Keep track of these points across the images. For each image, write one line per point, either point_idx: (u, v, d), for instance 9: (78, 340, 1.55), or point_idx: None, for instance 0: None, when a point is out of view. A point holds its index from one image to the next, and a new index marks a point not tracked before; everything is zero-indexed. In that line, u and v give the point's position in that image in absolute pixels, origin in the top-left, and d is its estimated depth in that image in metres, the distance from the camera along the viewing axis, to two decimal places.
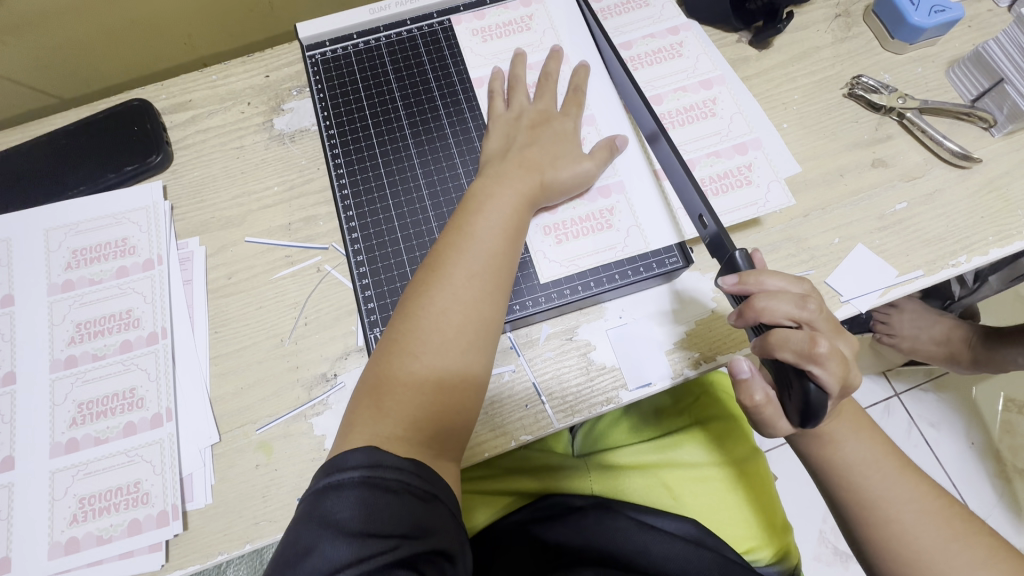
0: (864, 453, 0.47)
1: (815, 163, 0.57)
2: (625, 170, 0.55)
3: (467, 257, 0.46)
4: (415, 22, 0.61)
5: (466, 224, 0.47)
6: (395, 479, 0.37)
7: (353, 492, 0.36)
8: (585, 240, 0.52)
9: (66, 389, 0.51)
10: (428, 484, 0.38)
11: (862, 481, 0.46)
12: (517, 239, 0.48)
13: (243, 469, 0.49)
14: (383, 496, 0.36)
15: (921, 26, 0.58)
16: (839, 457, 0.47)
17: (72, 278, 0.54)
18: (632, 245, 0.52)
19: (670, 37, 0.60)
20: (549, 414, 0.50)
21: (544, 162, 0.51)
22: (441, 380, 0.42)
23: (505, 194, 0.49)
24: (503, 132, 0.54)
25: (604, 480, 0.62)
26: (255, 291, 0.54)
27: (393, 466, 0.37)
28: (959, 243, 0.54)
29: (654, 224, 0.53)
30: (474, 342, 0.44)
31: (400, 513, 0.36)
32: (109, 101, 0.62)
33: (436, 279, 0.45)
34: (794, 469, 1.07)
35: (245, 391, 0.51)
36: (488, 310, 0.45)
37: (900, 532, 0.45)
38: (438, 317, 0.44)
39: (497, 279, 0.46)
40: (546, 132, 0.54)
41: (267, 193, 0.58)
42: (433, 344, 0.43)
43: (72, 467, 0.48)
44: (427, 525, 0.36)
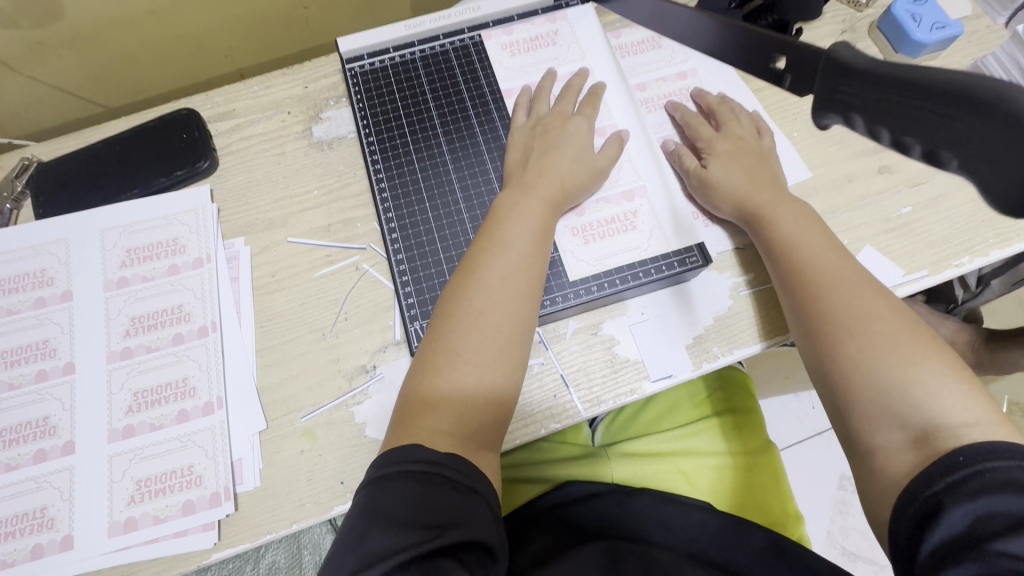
0: (815, 238, 0.51)
1: (824, 170, 0.60)
2: (646, 174, 0.59)
3: (499, 260, 0.49)
4: (448, 36, 0.65)
5: (496, 231, 0.51)
6: (436, 472, 0.39)
7: (398, 486, 0.39)
8: (611, 240, 0.56)
9: (123, 378, 0.54)
10: (468, 478, 0.40)
11: (797, 254, 0.51)
12: (544, 243, 0.51)
13: (289, 454, 0.52)
14: (426, 488, 0.38)
15: (923, 42, 0.61)
16: (783, 235, 0.52)
17: (127, 275, 0.57)
18: (654, 245, 0.56)
19: (679, 82, 0.64)
20: (577, 403, 0.53)
21: (571, 171, 0.55)
22: (479, 373, 0.46)
23: (531, 203, 0.52)
24: (528, 140, 0.58)
25: (621, 467, 0.65)
26: (298, 288, 0.58)
27: (433, 460, 0.40)
28: (962, 246, 0.57)
29: (674, 227, 0.57)
30: (512, 335, 0.47)
31: (442, 505, 0.38)
32: (158, 110, 0.66)
33: (476, 278, 0.49)
34: (801, 468, 1.10)
35: (289, 382, 0.54)
36: (521, 309, 0.48)
37: (842, 315, 0.46)
38: (475, 316, 0.47)
39: (529, 281, 0.49)
40: (569, 140, 0.57)
41: (307, 196, 0.62)
42: (472, 337, 0.46)
43: (129, 451, 0.51)
44: (467, 517, 0.38)
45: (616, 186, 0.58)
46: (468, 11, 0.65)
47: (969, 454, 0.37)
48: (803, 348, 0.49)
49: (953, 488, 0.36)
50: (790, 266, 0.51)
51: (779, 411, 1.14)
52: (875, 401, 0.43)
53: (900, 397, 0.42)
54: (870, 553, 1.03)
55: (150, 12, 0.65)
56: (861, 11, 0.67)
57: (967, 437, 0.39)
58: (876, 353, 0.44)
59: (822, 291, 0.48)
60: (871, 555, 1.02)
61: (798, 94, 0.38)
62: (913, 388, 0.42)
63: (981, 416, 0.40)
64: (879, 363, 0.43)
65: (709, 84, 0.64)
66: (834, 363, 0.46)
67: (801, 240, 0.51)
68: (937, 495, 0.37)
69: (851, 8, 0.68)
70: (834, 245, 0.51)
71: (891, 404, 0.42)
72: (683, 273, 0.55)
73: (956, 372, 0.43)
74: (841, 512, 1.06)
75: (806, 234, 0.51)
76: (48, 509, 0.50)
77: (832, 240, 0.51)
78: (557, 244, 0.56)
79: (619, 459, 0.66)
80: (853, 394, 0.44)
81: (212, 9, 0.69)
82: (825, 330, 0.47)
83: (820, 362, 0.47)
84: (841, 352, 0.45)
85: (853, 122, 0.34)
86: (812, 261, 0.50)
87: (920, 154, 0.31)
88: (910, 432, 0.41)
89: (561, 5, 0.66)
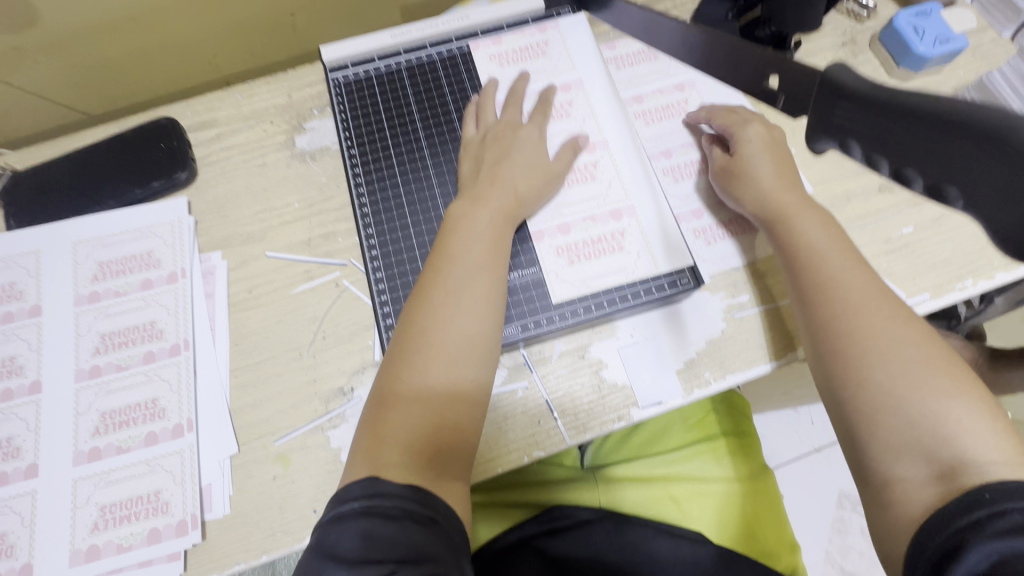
0: (840, 253, 0.49)
1: (823, 187, 0.58)
2: (633, 191, 0.56)
3: (461, 280, 0.47)
4: (435, 46, 0.63)
5: (455, 247, 0.49)
6: (389, 507, 0.37)
7: (353, 522, 0.37)
8: (596, 261, 0.54)
9: (90, 398, 0.52)
10: (427, 508, 0.38)
11: (825, 267, 0.48)
12: (501, 262, 0.49)
13: (261, 480, 0.50)
14: (380, 524, 0.37)
15: (925, 56, 0.59)
16: (809, 248, 0.49)
17: (98, 290, 0.55)
18: (641, 268, 0.53)
19: (676, 94, 0.62)
20: (562, 430, 0.50)
21: (523, 177, 0.54)
22: (444, 398, 0.44)
23: (490, 218, 0.50)
24: (475, 151, 0.56)
25: (611, 492, 0.63)
26: (275, 305, 0.56)
27: (389, 493, 0.38)
28: (966, 268, 0.55)
29: (662, 249, 0.54)
30: (477, 355, 0.46)
31: (398, 541, 0.36)
32: (136, 118, 0.64)
33: (446, 294, 0.47)
34: (799, 485, 1.07)
35: (263, 404, 0.52)
36: (485, 329, 0.46)
37: (869, 339, 0.44)
38: (440, 342, 0.45)
39: (489, 302, 0.47)
40: (520, 144, 0.56)
41: (287, 209, 0.60)
42: (441, 367, 0.44)
43: (95, 475, 0.49)
44: (424, 549, 0.36)
45: (603, 205, 0.56)
46: (456, 20, 0.64)
47: (995, 493, 0.35)
48: (819, 373, 0.47)
49: (979, 526, 0.35)
50: (812, 283, 0.48)
51: (777, 426, 1.11)
52: (903, 433, 0.41)
53: (932, 432, 0.40)
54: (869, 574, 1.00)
55: (129, 17, 0.64)
56: (862, 23, 0.65)
57: (995, 474, 0.37)
58: (910, 383, 0.42)
59: (846, 311, 0.46)
60: None
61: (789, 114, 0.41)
62: (948, 422, 0.40)
63: (1011, 455, 0.38)
64: (914, 393, 0.41)
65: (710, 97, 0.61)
66: (857, 388, 0.43)
67: (823, 257, 0.49)
68: (962, 532, 0.35)
69: (852, 20, 0.65)
70: (859, 262, 0.49)
71: (920, 438, 0.40)
72: (672, 296, 0.53)
73: (977, 407, 0.41)
74: (840, 532, 1.03)
75: (830, 249, 0.49)
76: (8, 536, 0.48)
77: (855, 256, 0.49)
78: (540, 264, 0.54)
79: (609, 483, 0.64)
80: (876, 423, 0.42)
81: (195, 16, 0.67)
82: (850, 356, 0.44)
83: (838, 387, 0.45)
84: (868, 378, 0.43)
85: (853, 149, 0.35)
86: (838, 277, 0.47)
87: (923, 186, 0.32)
88: (935, 467, 0.39)
89: (553, 14, 0.64)
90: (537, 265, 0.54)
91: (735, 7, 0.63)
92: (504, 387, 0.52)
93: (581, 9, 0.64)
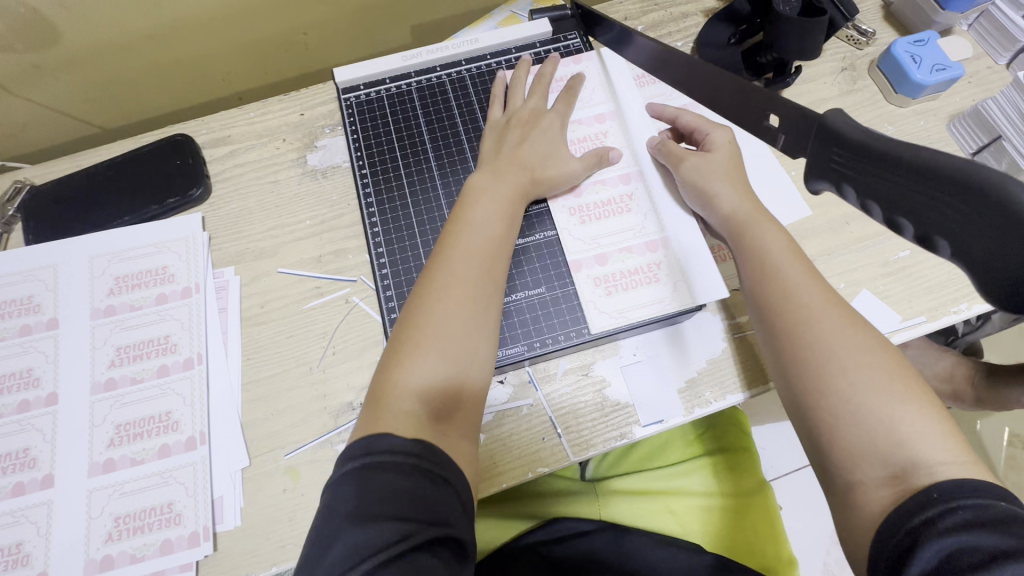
0: (791, 260, 0.50)
1: (823, 210, 0.59)
2: (670, 223, 0.57)
3: (457, 268, 0.48)
4: (445, 68, 0.65)
5: (445, 250, 0.49)
6: (400, 462, 0.38)
7: (368, 478, 0.38)
8: (633, 292, 0.55)
9: (105, 411, 0.53)
10: (439, 468, 0.39)
11: (775, 277, 0.49)
12: (496, 252, 0.51)
13: (271, 493, 0.51)
14: (394, 480, 0.38)
15: (922, 83, 0.61)
16: (763, 258, 0.50)
17: (114, 303, 0.57)
18: (679, 298, 0.54)
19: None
20: (566, 448, 0.52)
21: (542, 162, 0.57)
22: (443, 387, 0.44)
23: (481, 225, 0.51)
24: (498, 131, 0.59)
25: (610, 505, 0.65)
26: (286, 321, 0.57)
27: (403, 450, 0.39)
28: (961, 291, 0.56)
29: (701, 279, 0.55)
30: (468, 349, 0.46)
31: (411, 496, 0.37)
32: (151, 134, 0.65)
33: (433, 295, 0.47)
34: (798, 497, 1.08)
35: (274, 417, 0.53)
36: (476, 323, 0.47)
37: (812, 349, 0.45)
38: (446, 321, 0.46)
39: (471, 293, 0.48)
40: (540, 133, 0.59)
41: (299, 226, 0.61)
42: (441, 348, 0.45)
43: (109, 486, 0.51)
44: (436, 506, 0.37)
45: (639, 237, 0.57)
46: (466, 44, 0.66)
47: (943, 490, 0.37)
48: (782, 378, 0.47)
49: (929, 524, 0.36)
50: (764, 294, 0.49)
51: (777, 438, 1.12)
52: (861, 438, 0.41)
53: (888, 436, 0.41)
54: None
55: (149, 36, 0.65)
56: (861, 49, 0.67)
57: (943, 474, 0.38)
58: (866, 389, 0.42)
59: (800, 319, 0.47)
60: None
61: (789, 154, 0.44)
62: (901, 426, 0.41)
63: (957, 453, 0.40)
64: (870, 398, 0.42)
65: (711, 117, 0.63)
66: (818, 395, 0.44)
67: (775, 266, 0.50)
68: (915, 531, 0.36)
69: (851, 46, 0.67)
70: (811, 269, 0.49)
71: (877, 441, 0.41)
72: (677, 318, 0.55)
73: (937, 412, 0.42)
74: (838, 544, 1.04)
75: (782, 258, 0.50)
76: (24, 545, 0.49)
77: (804, 261, 0.50)
78: (577, 288, 0.55)
79: (609, 497, 0.65)
80: (839, 431, 0.42)
81: (210, 36, 0.69)
82: (807, 364, 0.45)
83: (799, 396, 0.45)
84: (826, 385, 0.44)
85: (845, 192, 0.40)
86: (786, 287, 0.48)
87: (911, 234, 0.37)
88: (888, 469, 0.40)
89: (559, 40, 0.67)
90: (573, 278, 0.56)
91: (737, 33, 0.65)
92: (509, 404, 0.53)
93: (588, 35, 0.67)
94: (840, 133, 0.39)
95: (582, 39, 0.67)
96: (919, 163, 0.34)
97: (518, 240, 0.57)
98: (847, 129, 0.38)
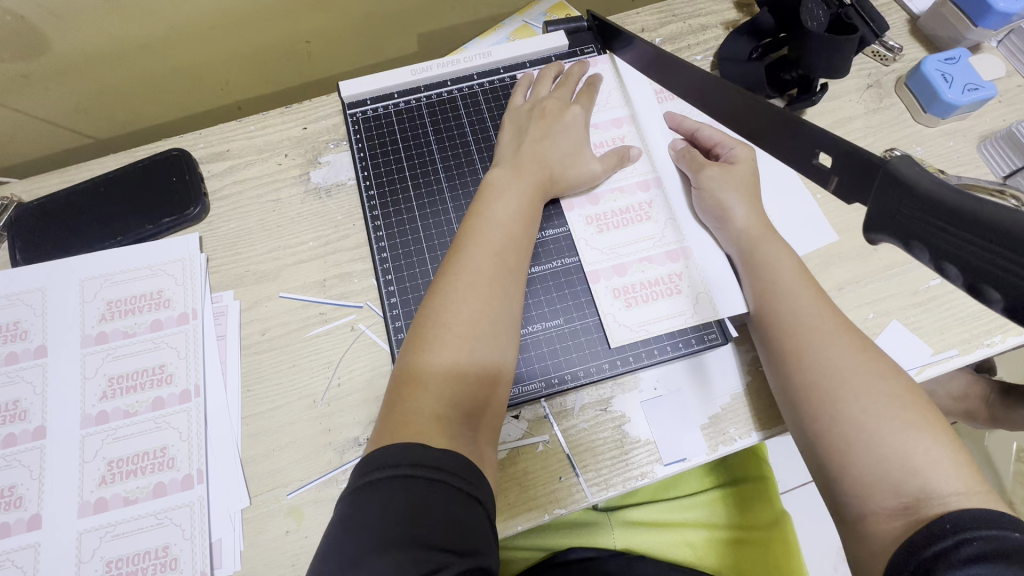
0: (801, 282, 0.48)
1: (850, 236, 0.57)
2: (692, 234, 0.56)
3: (472, 273, 0.46)
4: (455, 83, 0.63)
5: (456, 262, 0.47)
6: (437, 481, 0.35)
7: (399, 491, 0.34)
8: (654, 304, 0.53)
9: (96, 446, 0.50)
10: (471, 487, 0.36)
11: (784, 300, 0.48)
12: (514, 257, 0.48)
13: (272, 535, 0.48)
14: (437, 501, 0.34)
15: (954, 103, 0.59)
16: (774, 278, 0.49)
17: (106, 330, 0.54)
18: (702, 312, 0.53)
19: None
20: (584, 488, 0.49)
21: (560, 159, 0.55)
22: (460, 403, 0.42)
23: (489, 234, 0.48)
24: (519, 122, 0.57)
25: (625, 536, 0.62)
26: (288, 349, 0.54)
27: (437, 464, 0.36)
28: (994, 322, 0.54)
29: (725, 291, 0.53)
30: (484, 358, 0.44)
31: (447, 520, 0.34)
32: (147, 148, 0.62)
33: (444, 308, 0.44)
34: (807, 512, 1.03)
35: (276, 453, 0.51)
36: (492, 334, 0.44)
37: (821, 375, 0.44)
38: (469, 328, 0.44)
39: (488, 302, 0.45)
40: (563, 128, 0.57)
41: (302, 248, 0.58)
42: (456, 358, 0.43)
43: (100, 528, 0.48)
44: (468, 529, 0.34)
45: (660, 246, 0.55)
46: (478, 57, 0.63)
47: (956, 521, 0.35)
48: (789, 400, 0.45)
49: (943, 557, 0.34)
50: (775, 315, 0.48)
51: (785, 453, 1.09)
52: (873, 466, 0.39)
53: (901, 466, 0.39)
54: None
55: (142, 45, 0.62)
56: (887, 65, 0.65)
57: (955, 505, 0.36)
58: (880, 416, 0.41)
59: (814, 343, 0.45)
60: None
61: (843, 197, 0.41)
62: (914, 456, 0.39)
63: (971, 483, 0.38)
64: (884, 425, 0.40)
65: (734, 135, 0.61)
66: (830, 421, 0.42)
67: (786, 287, 0.48)
68: (928, 563, 0.34)
69: (877, 62, 0.65)
70: (820, 292, 0.48)
71: (890, 471, 0.39)
72: (699, 351, 0.52)
73: (951, 440, 0.40)
74: None
75: (793, 280, 0.48)
76: None
77: (814, 284, 0.48)
78: (598, 308, 0.53)
79: (624, 527, 0.63)
80: (848, 459, 0.40)
81: (209, 44, 0.66)
82: (820, 387, 0.43)
83: (807, 422, 0.43)
84: (839, 411, 0.42)
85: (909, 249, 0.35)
86: (796, 310, 0.47)
87: (1001, 309, 0.31)
88: (901, 499, 0.38)
89: (576, 53, 0.64)
90: (593, 309, 0.53)
91: (760, 47, 0.63)
92: (524, 441, 0.50)
93: (605, 47, 0.64)
94: (900, 183, 0.34)
95: (599, 51, 0.64)
96: (1012, 224, 0.29)
97: (533, 269, 0.54)
98: (909, 176, 0.34)
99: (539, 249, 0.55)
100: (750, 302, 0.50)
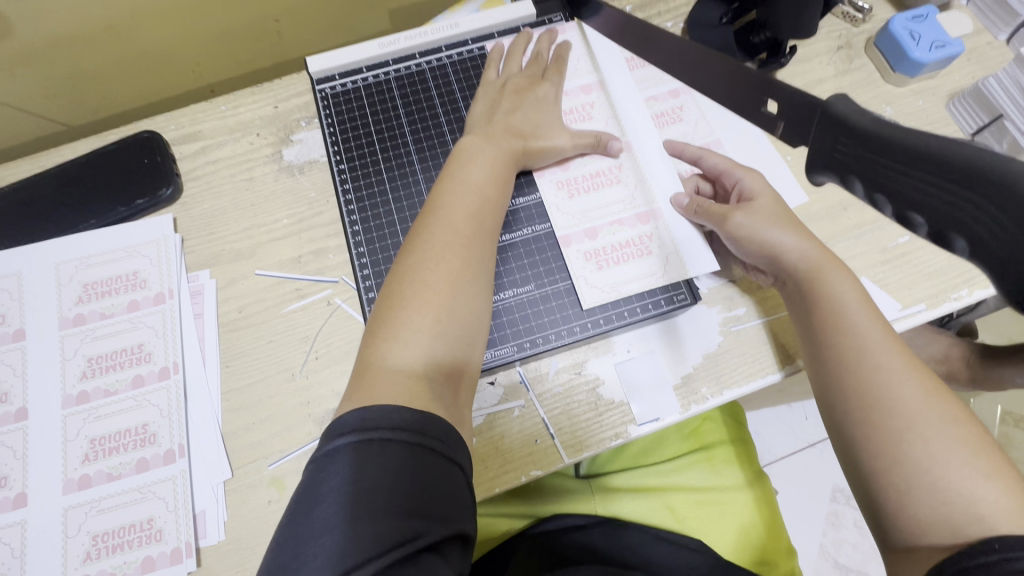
0: (863, 316, 0.45)
1: (820, 196, 0.57)
2: (661, 197, 0.56)
3: (449, 236, 0.46)
4: (424, 55, 0.63)
5: (427, 227, 0.47)
6: (419, 444, 0.36)
7: (405, 452, 0.35)
8: (625, 266, 0.54)
9: (78, 424, 0.51)
10: (455, 454, 0.37)
11: (848, 336, 0.44)
12: (490, 222, 0.49)
13: (255, 505, 0.49)
14: (431, 471, 0.36)
15: (921, 61, 0.59)
16: (834, 311, 0.46)
17: (83, 312, 0.54)
18: (672, 272, 0.53)
19: (671, 100, 0.60)
20: (561, 449, 0.50)
21: (527, 125, 0.55)
22: (435, 363, 0.42)
23: (459, 198, 0.48)
24: (490, 94, 0.57)
25: (606, 503, 0.62)
26: (266, 325, 0.55)
27: (430, 432, 0.37)
28: (962, 277, 0.54)
29: (694, 252, 0.54)
30: (456, 318, 0.44)
31: (436, 490, 0.35)
32: (117, 131, 0.62)
33: (413, 271, 0.45)
34: (795, 480, 1.04)
35: (255, 427, 0.51)
36: (468, 296, 0.45)
37: (886, 415, 0.41)
38: (448, 288, 0.44)
39: (466, 263, 0.46)
40: (530, 95, 0.57)
41: (276, 225, 0.58)
42: (433, 321, 0.43)
43: (85, 504, 0.49)
44: (453, 502, 0.36)
45: (630, 209, 0.56)
46: (445, 29, 0.63)
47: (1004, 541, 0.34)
48: (844, 435, 0.43)
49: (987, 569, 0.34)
50: (834, 350, 0.45)
51: (772, 421, 1.08)
52: (935, 509, 0.38)
53: (966, 510, 0.37)
54: (864, 567, 0.98)
55: (108, 26, 0.61)
56: (858, 26, 0.64)
57: None
58: (948, 462, 0.38)
59: (883, 380, 0.42)
60: (865, 570, 0.98)
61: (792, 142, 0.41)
62: (979, 501, 0.37)
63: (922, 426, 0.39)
64: (952, 472, 0.38)
65: (703, 99, 0.61)
66: (891, 461, 0.40)
67: (849, 323, 0.45)
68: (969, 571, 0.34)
69: (848, 24, 0.64)
70: (886, 328, 0.45)
71: (954, 516, 0.37)
72: (670, 312, 0.53)
73: (932, 410, 0.40)
74: (834, 525, 1.01)
75: (856, 314, 0.45)
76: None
77: (878, 318, 0.45)
78: (569, 272, 0.54)
79: (605, 495, 0.63)
80: (908, 501, 0.39)
81: (177, 25, 0.65)
82: (882, 426, 0.41)
83: (865, 460, 0.41)
84: (904, 454, 0.40)
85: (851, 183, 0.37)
86: (859, 346, 0.44)
87: (925, 233, 0.34)
88: (958, 538, 0.36)
89: (544, 22, 0.64)
90: (564, 274, 0.54)
91: (730, 11, 0.62)
92: (499, 406, 0.51)
93: (574, 15, 0.63)
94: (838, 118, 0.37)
95: (567, 19, 0.64)
96: (931, 146, 0.32)
97: (505, 236, 0.55)
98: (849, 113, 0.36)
99: (511, 217, 0.56)
100: (806, 334, 0.48)
